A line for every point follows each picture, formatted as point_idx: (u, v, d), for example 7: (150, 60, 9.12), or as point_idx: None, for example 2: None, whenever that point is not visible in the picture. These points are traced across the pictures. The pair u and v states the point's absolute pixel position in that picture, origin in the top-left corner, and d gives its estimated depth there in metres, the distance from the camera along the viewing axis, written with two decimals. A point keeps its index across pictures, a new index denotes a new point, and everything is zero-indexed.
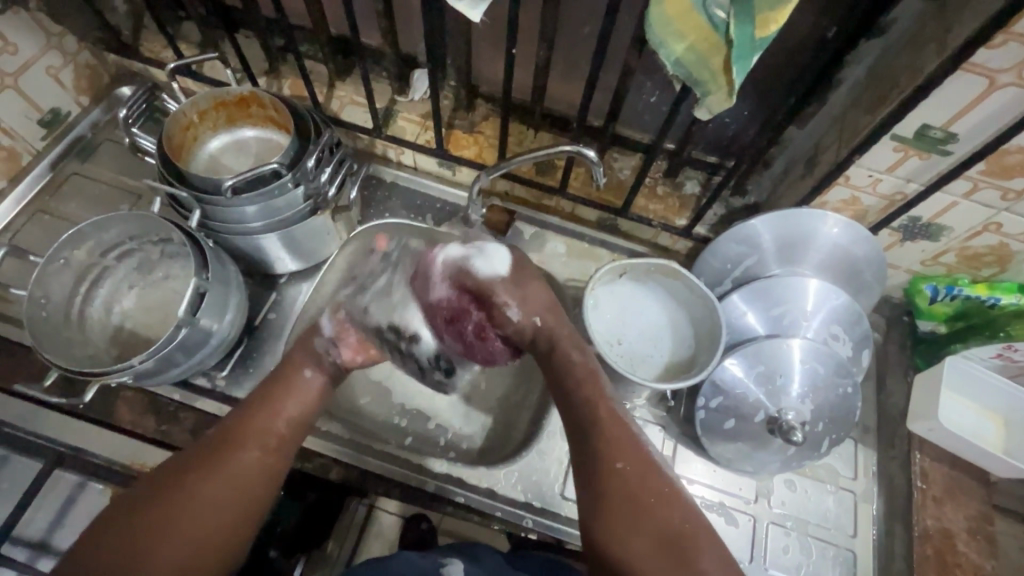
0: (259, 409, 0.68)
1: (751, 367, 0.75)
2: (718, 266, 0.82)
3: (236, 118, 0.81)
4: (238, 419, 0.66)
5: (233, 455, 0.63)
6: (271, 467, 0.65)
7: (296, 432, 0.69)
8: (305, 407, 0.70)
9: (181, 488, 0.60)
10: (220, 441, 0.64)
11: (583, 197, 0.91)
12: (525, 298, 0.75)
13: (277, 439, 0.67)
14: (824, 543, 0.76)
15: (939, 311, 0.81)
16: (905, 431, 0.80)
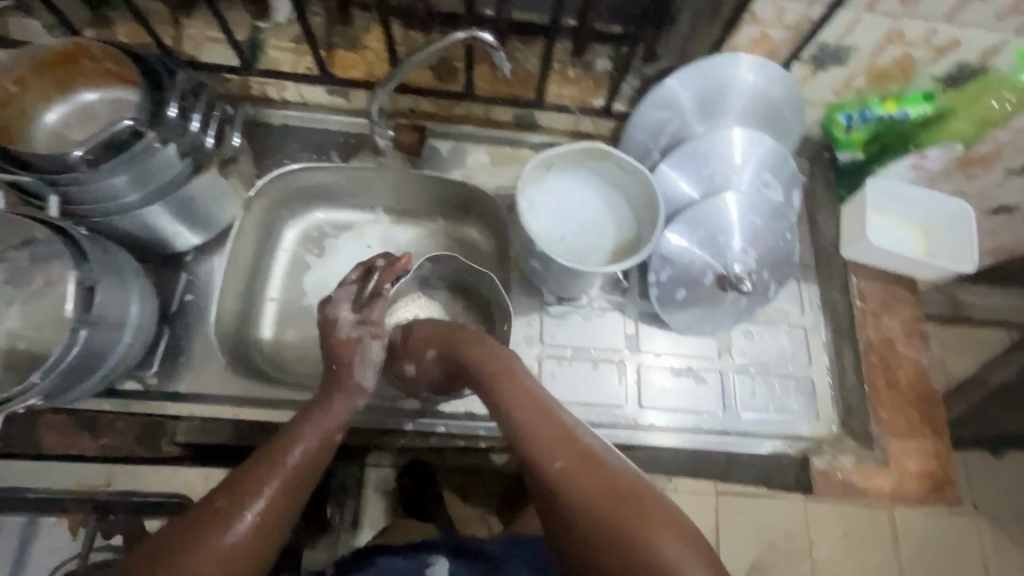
0: (269, 460, 0.57)
1: (692, 233, 0.75)
2: (644, 139, 0.79)
3: (68, 80, 0.68)
4: (248, 471, 0.56)
5: (213, 537, 0.51)
6: (264, 538, 0.53)
7: (303, 484, 0.58)
8: (321, 455, 0.60)
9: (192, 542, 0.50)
10: (225, 495, 0.53)
11: (494, 96, 0.84)
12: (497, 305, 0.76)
13: (275, 503, 0.55)
14: (787, 377, 0.80)
15: (856, 137, 0.81)
16: (839, 259, 0.85)
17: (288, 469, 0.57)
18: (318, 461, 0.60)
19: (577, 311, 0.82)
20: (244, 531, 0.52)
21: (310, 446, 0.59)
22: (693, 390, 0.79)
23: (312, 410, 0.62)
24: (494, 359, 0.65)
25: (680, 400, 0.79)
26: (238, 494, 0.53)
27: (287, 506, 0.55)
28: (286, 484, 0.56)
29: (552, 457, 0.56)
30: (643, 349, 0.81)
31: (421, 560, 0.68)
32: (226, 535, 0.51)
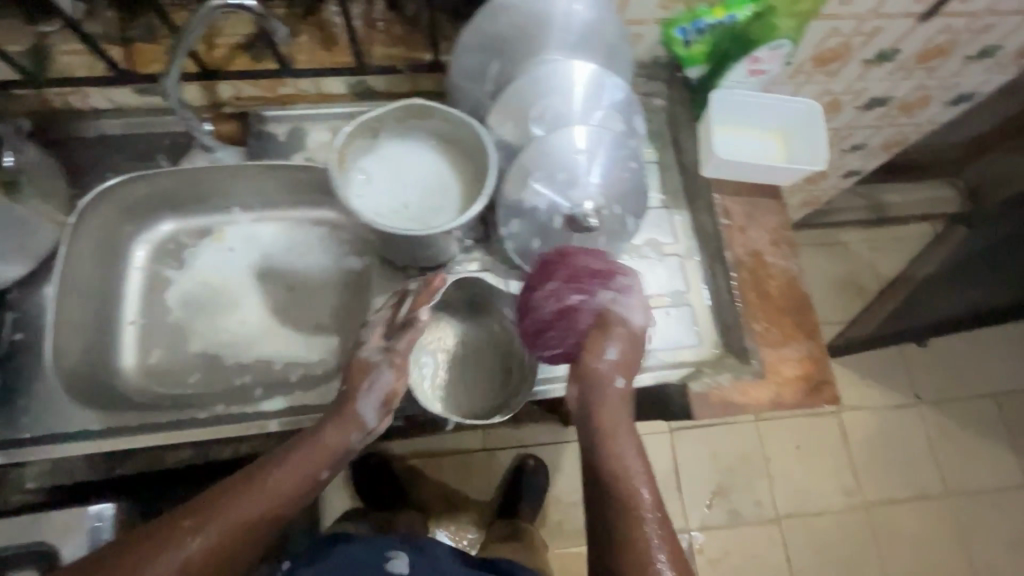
0: (236, 490, 0.60)
1: (531, 178, 0.71)
2: (473, 88, 0.75)
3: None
4: (216, 493, 0.60)
5: (178, 542, 0.56)
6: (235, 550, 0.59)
7: (259, 521, 0.60)
8: (283, 491, 0.61)
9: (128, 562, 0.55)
10: (180, 517, 0.58)
11: (314, 68, 0.78)
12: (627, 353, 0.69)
13: (249, 523, 0.59)
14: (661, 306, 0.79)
15: (697, 52, 0.79)
16: (701, 179, 0.83)
17: (268, 502, 0.60)
18: (283, 502, 0.61)
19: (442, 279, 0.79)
20: (184, 556, 0.56)
21: (298, 479, 0.62)
22: None
23: (335, 421, 0.66)
24: (613, 413, 0.68)
25: None
26: (221, 508, 0.59)
27: (237, 540, 0.58)
28: (268, 506, 0.60)
29: (633, 467, 0.65)
30: None
31: (382, 555, 0.84)
32: (188, 544, 0.56)
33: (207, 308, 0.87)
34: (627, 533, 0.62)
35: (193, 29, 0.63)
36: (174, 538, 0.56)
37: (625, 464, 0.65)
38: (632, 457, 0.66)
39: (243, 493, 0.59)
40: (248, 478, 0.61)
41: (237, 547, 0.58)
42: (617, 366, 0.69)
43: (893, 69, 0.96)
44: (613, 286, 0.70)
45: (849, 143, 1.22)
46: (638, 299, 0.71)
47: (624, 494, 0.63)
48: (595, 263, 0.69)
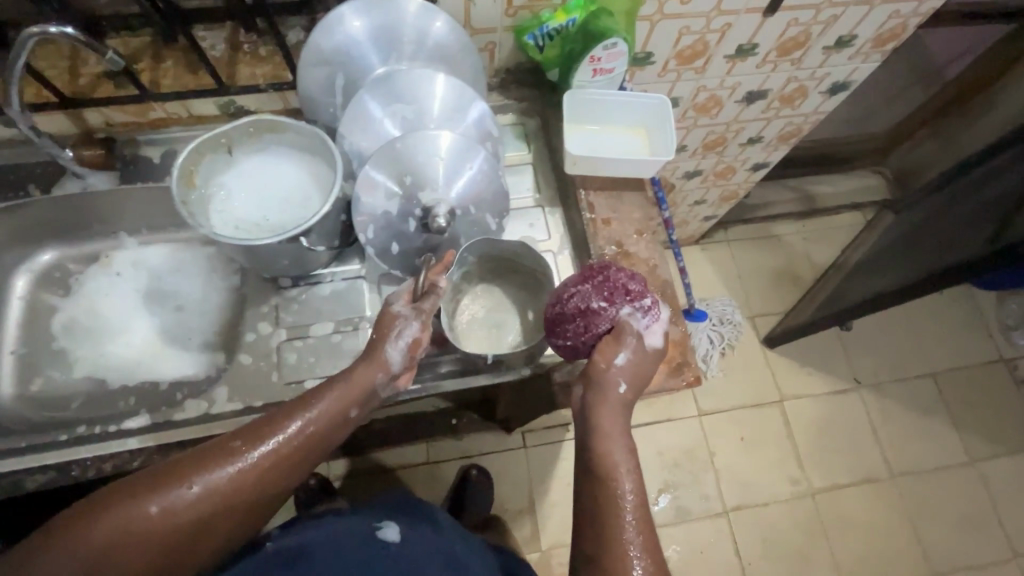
0: (270, 427, 0.58)
1: (378, 184, 0.73)
2: (332, 103, 0.79)
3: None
4: (245, 431, 0.58)
5: (172, 488, 0.53)
6: (223, 506, 0.54)
7: (283, 469, 0.58)
8: (314, 444, 0.59)
9: (128, 499, 0.52)
10: (211, 452, 0.56)
11: (178, 90, 0.80)
12: (639, 366, 0.67)
13: (254, 468, 0.56)
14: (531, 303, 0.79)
15: (551, 56, 0.82)
16: (569, 177, 0.86)
17: (292, 439, 0.58)
18: (308, 451, 0.59)
19: (314, 290, 0.80)
20: (185, 504, 0.53)
21: (325, 417, 0.60)
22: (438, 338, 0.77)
23: (363, 364, 0.63)
24: (649, 368, 0.68)
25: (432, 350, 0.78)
26: (223, 454, 0.56)
27: (250, 492, 0.56)
28: (278, 451, 0.57)
29: (617, 436, 0.63)
30: None
31: (370, 525, 0.78)
32: (187, 487, 0.53)
33: (92, 334, 0.88)
34: (603, 526, 0.58)
35: (17, 57, 0.65)
36: (187, 474, 0.54)
37: (601, 435, 0.63)
38: (626, 456, 0.61)
39: (279, 430, 0.58)
40: (271, 418, 0.59)
41: (242, 507, 0.56)
42: (625, 373, 0.66)
43: (758, 64, 1.01)
44: (632, 300, 0.67)
45: (744, 137, 1.27)
46: (658, 325, 0.68)
47: (602, 468, 0.61)
48: (630, 281, 0.68)
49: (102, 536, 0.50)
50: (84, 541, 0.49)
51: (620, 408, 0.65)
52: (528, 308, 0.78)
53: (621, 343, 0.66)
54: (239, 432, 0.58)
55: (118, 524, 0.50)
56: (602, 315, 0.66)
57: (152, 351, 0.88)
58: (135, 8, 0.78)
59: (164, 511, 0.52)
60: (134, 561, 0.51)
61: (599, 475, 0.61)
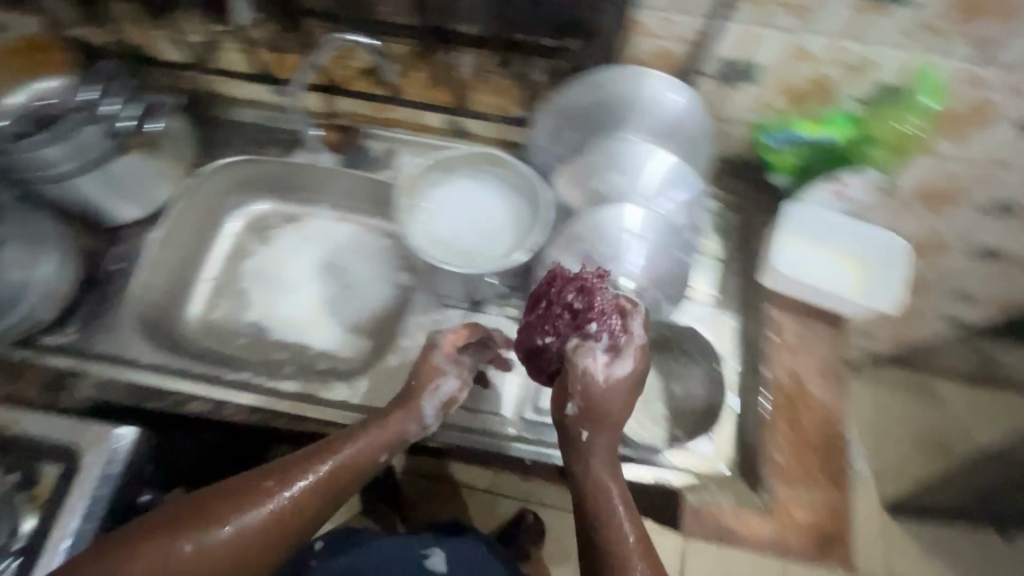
0: (258, 487, 0.55)
1: (575, 246, 0.72)
2: (548, 144, 0.77)
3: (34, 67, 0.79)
4: (248, 475, 0.56)
5: (200, 530, 0.52)
6: (251, 557, 0.53)
7: (323, 503, 0.57)
8: (347, 474, 0.59)
9: (166, 537, 0.51)
10: (204, 502, 0.54)
11: (421, 100, 0.89)
12: (605, 408, 0.55)
13: (288, 509, 0.55)
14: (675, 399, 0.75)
15: (783, 161, 0.78)
16: (759, 288, 0.80)
17: (294, 491, 0.56)
18: (350, 481, 0.59)
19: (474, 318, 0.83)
20: (222, 539, 0.52)
21: (343, 461, 0.58)
22: None
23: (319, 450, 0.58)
24: (619, 409, 0.56)
25: None
26: (261, 489, 0.55)
27: (287, 524, 0.55)
28: (307, 495, 0.56)
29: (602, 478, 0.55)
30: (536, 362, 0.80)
31: (416, 552, 0.76)
32: (223, 528, 0.52)
33: (270, 284, 0.97)
34: None
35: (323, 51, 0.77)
36: (223, 513, 0.53)
37: (596, 495, 0.54)
38: (613, 489, 0.55)
39: (296, 479, 0.56)
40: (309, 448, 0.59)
41: (279, 541, 0.54)
42: (583, 394, 0.56)
43: (1013, 225, 0.88)
44: (597, 321, 0.58)
45: (954, 289, 1.10)
46: (628, 347, 0.57)
47: (598, 544, 0.52)
48: (599, 299, 0.59)
49: (135, 573, 0.49)
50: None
51: (604, 453, 0.57)
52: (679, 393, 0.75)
53: (587, 350, 0.57)
54: (209, 486, 0.56)
55: (151, 563, 0.50)
56: (581, 323, 0.58)
57: (312, 318, 0.95)
58: None
59: (193, 549, 0.51)
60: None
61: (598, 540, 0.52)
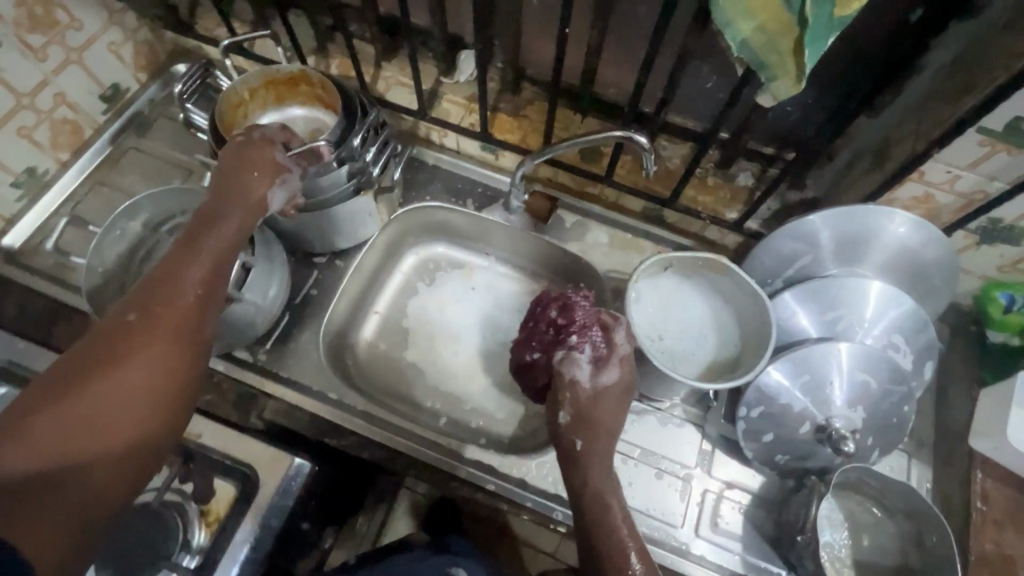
0: (161, 294, 0.57)
1: (796, 376, 0.70)
2: (770, 264, 0.76)
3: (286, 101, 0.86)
4: (142, 302, 0.56)
5: (125, 355, 0.53)
6: (172, 363, 0.55)
7: (200, 315, 0.59)
8: (210, 305, 0.61)
9: (109, 366, 0.52)
10: (139, 325, 0.55)
11: (629, 185, 0.88)
12: (619, 391, 0.65)
13: (200, 305, 0.59)
14: (861, 548, 0.72)
15: (1013, 322, 0.74)
16: (965, 448, 0.75)
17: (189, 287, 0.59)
18: (217, 285, 0.62)
19: (655, 414, 0.80)
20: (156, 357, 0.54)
21: (212, 249, 0.62)
22: (752, 533, 0.74)
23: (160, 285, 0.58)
24: (610, 413, 0.64)
25: (742, 545, 0.73)
26: (134, 316, 0.55)
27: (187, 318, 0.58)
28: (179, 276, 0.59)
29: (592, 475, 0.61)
30: (713, 474, 0.77)
31: (437, 566, 0.71)
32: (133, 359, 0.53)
33: (432, 333, 0.93)
34: None
35: (572, 144, 0.76)
36: (139, 342, 0.54)
37: (587, 474, 0.61)
38: (627, 540, 0.57)
39: (182, 287, 0.59)
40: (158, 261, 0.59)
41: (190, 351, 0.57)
42: (574, 403, 0.64)
43: None
44: (577, 337, 0.67)
45: None
46: (614, 360, 0.65)
47: (602, 551, 0.57)
48: (582, 314, 0.69)
49: (119, 376, 0.52)
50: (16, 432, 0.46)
51: (578, 457, 0.62)
52: (864, 534, 0.72)
53: (572, 358, 0.65)
54: (133, 310, 0.56)
55: (132, 370, 0.52)
56: (563, 339, 0.68)
57: (468, 373, 0.91)
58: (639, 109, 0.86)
59: (152, 349, 0.54)
60: (136, 384, 0.52)
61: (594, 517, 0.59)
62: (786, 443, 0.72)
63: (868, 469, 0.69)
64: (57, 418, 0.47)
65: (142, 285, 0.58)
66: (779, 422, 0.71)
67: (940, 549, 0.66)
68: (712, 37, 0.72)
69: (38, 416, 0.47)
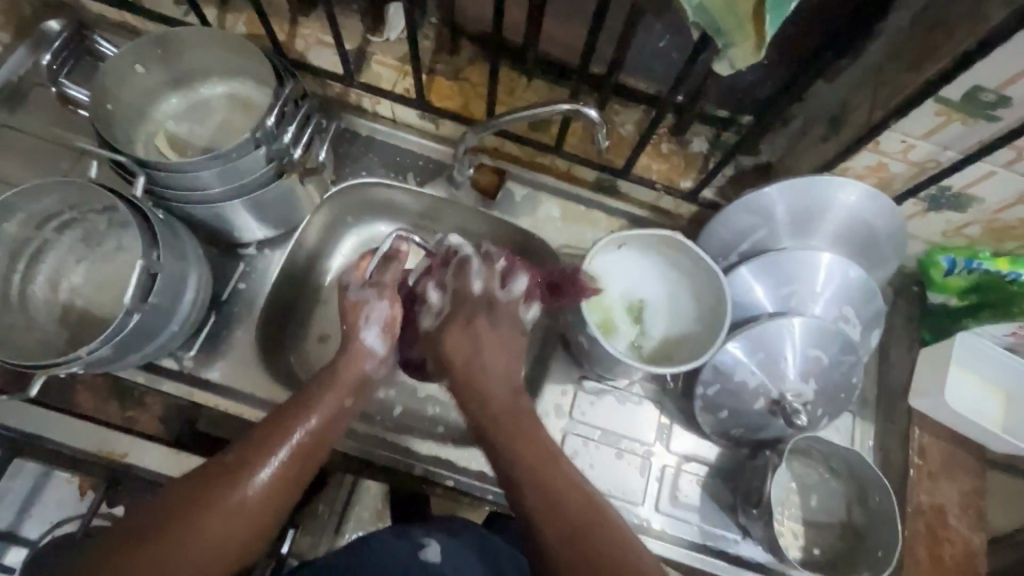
0: (252, 460, 0.58)
1: (752, 352, 0.70)
2: (726, 239, 0.74)
3: (196, 72, 0.74)
4: (233, 454, 0.58)
5: (256, 466, 0.57)
6: (278, 500, 0.58)
7: (305, 462, 0.61)
8: (321, 442, 0.62)
9: (196, 512, 0.53)
10: (233, 463, 0.57)
11: (582, 155, 0.83)
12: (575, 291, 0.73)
13: (300, 458, 0.60)
14: (809, 509, 0.74)
15: (953, 283, 0.75)
16: (905, 407, 0.78)
17: (306, 434, 0.61)
18: (325, 440, 0.63)
19: (613, 394, 0.78)
20: (263, 485, 0.57)
21: (322, 414, 0.63)
22: (709, 503, 0.75)
23: (297, 408, 0.63)
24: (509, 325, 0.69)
25: (701, 516, 0.74)
26: (281, 430, 0.61)
27: (291, 481, 0.59)
28: (289, 467, 0.59)
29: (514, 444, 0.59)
30: (671, 450, 0.77)
31: (412, 540, 0.63)
32: (258, 478, 0.57)
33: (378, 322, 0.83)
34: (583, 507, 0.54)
35: (517, 116, 0.68)
36: (264, 458, 0.58)
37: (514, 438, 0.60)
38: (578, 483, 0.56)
39: (273, 457, 0.58)
40: (286, 415, 0.62)
41: (286, 502, 0.59)
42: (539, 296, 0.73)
43: None
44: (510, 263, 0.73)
45: None
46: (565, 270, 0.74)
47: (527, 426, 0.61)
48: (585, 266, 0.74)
49: (216, 514, 0.54)
50: (185, 493, 0.55)
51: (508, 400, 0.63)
52: (813, 495, 0.75)
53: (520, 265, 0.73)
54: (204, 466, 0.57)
55: (225, 514, 0.54)
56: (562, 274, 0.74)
57: None
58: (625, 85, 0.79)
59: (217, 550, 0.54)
60: (223, 530, 0.54)
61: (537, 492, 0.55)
62: (744, 417, 0.72)
63: (818, 437, 0.71)
64: (184, 540, 0.52)
65: (234, 447, 0.59)
66: (733, 396, 0.72)
67: (881, 509, 0.70)
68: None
69: (144, 548, 0.51)
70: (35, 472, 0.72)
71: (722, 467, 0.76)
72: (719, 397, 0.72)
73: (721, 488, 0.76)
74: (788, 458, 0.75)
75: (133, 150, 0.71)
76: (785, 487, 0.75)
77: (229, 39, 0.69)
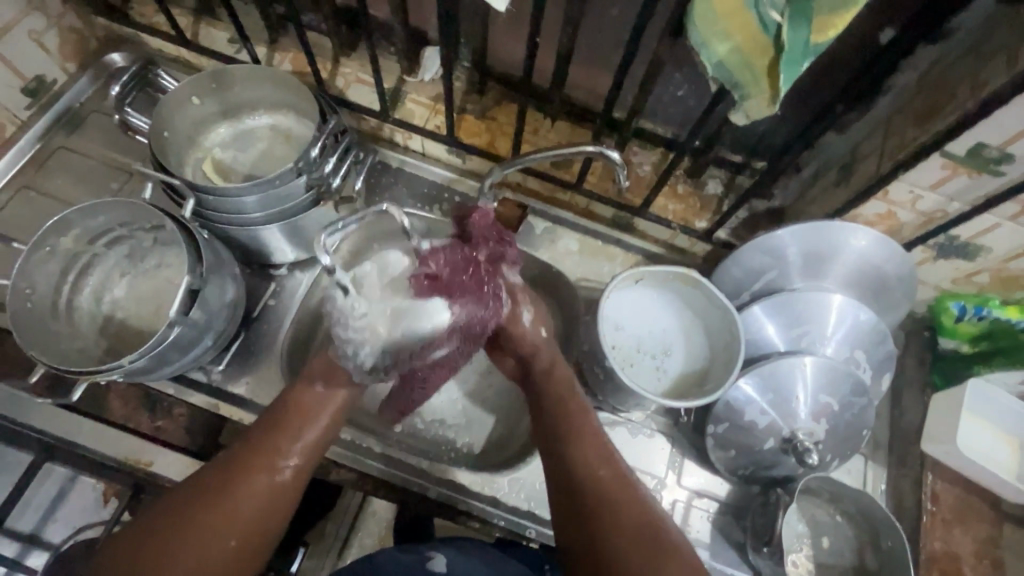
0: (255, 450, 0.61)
1: (764, 390, 0.72)
2: (739, 277, 0.77)
3: (245, 104, 0.80)
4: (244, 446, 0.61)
5: (248, 473, 0.59)
6: (277, 495, 0.60)
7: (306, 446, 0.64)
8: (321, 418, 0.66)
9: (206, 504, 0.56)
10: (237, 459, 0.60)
11: (601, 192, 0.86)
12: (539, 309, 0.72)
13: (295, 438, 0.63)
14: (820, 549, 0.74)
15: (963, 330, 0.76)
16: (919, 452, 0.78)
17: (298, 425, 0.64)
18: (322, 424, 0.65)
19: (625, 424, 0.79)
20: (263, 478, 0.59)
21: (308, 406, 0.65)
22: (719, 540, 0.75)
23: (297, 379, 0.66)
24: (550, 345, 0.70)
25: (711, 553, 0.74)
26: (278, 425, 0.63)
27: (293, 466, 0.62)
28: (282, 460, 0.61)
29: (598, 466, 0.61)
30: (680, 483, 0.77)
31: (420, 553, 0.65)
32: (256, 476, 0.59)
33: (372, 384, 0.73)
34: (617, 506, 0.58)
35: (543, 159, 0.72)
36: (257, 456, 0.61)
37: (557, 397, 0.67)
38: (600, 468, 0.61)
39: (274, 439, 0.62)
40: (276, 422, 0.63)
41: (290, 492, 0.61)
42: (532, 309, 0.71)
43: None
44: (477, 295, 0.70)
45: None
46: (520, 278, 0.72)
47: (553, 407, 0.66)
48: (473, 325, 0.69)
49: (223, 506, 0.57)
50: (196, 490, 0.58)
51: (561, 404, 0.66)
52: (825, 535, 0.75)
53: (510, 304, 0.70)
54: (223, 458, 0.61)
55: (229, 505, 0.57)
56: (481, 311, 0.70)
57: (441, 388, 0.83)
58: (643, 134, 0.84)
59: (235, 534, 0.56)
60: (232, 524, 0.56)
61: (597, 462, 0.61)
62: (756, 454, 0.73)
63: (829, 478, 0.71)
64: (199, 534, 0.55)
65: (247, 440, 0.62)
66: (744, 431, 0.73)
67: (894, 553, 0.69)
68: (685, 46, 0.70)
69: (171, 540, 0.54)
70: (63, 477, 0.75)
71: (735, 503, 0.77)
72: (730, 431, 0.73)
73: (732, 523, 0.76)
74: (797, 502, 0.75)
75: (182, 173, 0.77)
76: (797, 527, 0.75)
77: (277, 75, 0.74)
